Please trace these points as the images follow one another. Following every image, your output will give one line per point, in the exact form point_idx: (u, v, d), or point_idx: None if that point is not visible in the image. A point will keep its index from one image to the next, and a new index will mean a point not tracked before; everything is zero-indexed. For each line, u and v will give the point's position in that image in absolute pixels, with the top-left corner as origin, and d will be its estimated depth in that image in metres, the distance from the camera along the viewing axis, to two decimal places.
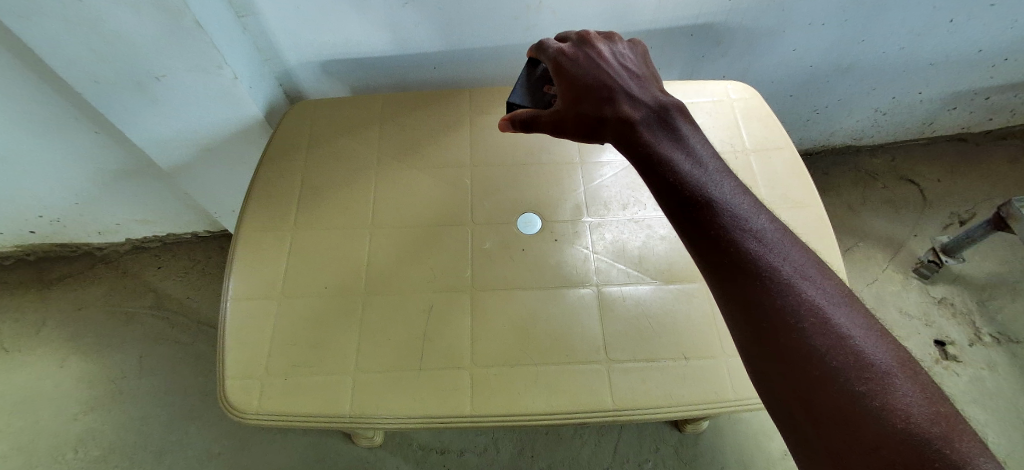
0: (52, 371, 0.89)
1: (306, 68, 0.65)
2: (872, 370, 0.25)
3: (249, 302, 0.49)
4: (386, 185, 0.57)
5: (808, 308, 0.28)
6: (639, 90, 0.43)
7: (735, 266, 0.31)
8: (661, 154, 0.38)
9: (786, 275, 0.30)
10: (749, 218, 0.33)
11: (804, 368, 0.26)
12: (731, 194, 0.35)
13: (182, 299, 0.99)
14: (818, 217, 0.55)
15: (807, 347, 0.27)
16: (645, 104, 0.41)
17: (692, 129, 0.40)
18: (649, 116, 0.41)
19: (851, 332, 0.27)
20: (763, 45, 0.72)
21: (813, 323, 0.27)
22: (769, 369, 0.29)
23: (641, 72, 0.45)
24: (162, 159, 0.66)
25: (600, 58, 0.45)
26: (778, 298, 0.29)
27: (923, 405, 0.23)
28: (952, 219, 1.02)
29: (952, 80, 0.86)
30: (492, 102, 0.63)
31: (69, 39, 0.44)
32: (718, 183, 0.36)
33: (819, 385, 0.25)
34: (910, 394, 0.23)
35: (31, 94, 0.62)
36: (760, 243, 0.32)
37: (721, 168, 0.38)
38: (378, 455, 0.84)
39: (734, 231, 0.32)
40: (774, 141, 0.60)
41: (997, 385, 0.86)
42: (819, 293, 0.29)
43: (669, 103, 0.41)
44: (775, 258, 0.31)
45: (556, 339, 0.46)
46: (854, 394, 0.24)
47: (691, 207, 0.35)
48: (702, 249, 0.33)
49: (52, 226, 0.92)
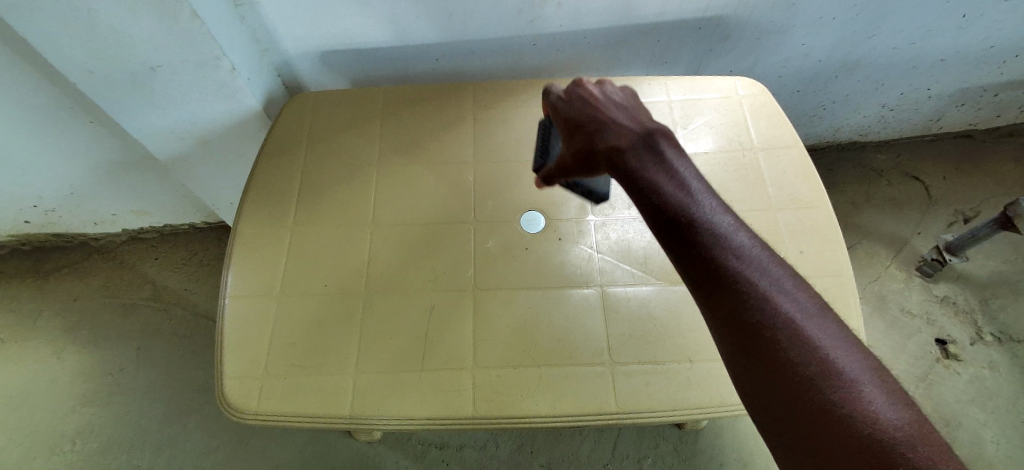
0: (49, 362, 0.89)
1: (306, 59, 0.64)
2: (843, 378, 0.24)
3: (247, 300, 0.48)
4: (387, 183, 0.56)
5: (785, 321, 0.27)
6: (627, 118, 0.41)
7: (717, 280, 0.30)
8: (643, 171, 0.36)
9: (767, 291, 0.29)
10: (732, 234, 0.32)
11: (780, 376, 0.26)
12: (714, 210, 0.34)
13: (180, 290, 0.99)
14: (826, 217, 0.54)
15: (784, 356, 0.26)
16: (631, 129, 0.39)
17: (679, 157, 0.37)
18: (634, 139, 0.38)
19: (826, 343, 0.26)
20: (771, 41, 0.71)
21: (790, 334, 0.26)
22: (749, 378, 0.28)
23: (629, 103, 0.43)
24: (160, 151, 0.65)
25: (591, 94, 0.44)
26: (757, 311, 0.28)
27: (894, 413, 0.22)
28: (956, 217, 1.01)
29: (963, 76, 0.84)
30: (496, 98, 0.61)
31: (59, 30, 0.43)
32: (701, 199, 0.34)
33: (796, 394, 0.25)
34: (879, 400, 0.23)
35: (23, 83, 0.60)
36: (741, 260, 0.30)
37: (703, 184, 0.36)
38: (377, 450, 0.85)
39: (716, 248, 0.31)
40: (781, 139, 0.59)
41: (998, 385, 0.86)
42: (795, 306, 0.28)
43: (656, 129, 0.39)
44: (754, 274, 0.30)
45: (559, 341, 0.45)
46: (828, 401, 0.23)
47: (675, 225, 0.33)
48: (686, 260, 0.32)
49: (47, 216, 0.91)
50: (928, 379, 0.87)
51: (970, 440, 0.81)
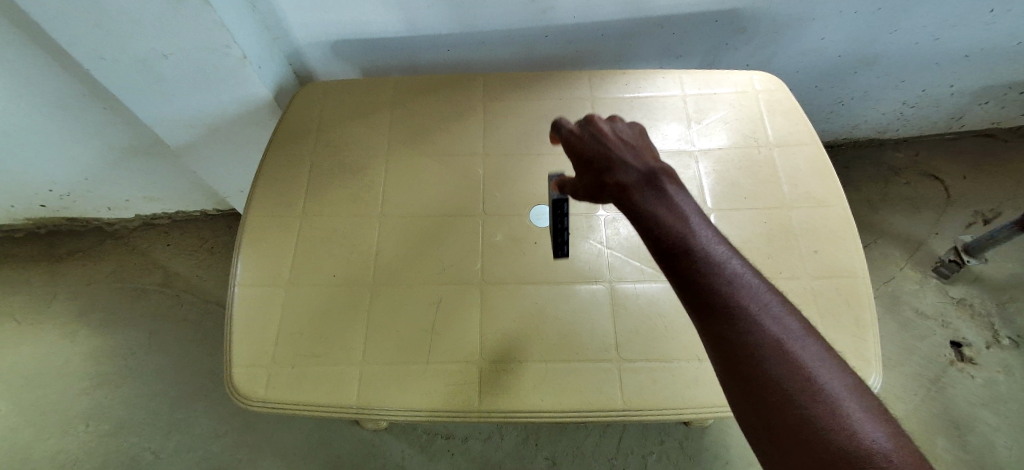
0: (63, 344, 0.91)
1: (317, 47, 0.63)
2: (828, 396, 0.23)
3: (255, 288, 0.49)
4: (395, 174, 0.55)
5: (775, 340, 0.26)
6: (631, 152, 0.38)
7: (704, 298, 0.28)
8: (642, 201, 0.34)
9: (756, 308, 0.27)
10: (726, 255, 0.30)
11: (763, 395, 0.25)
12: (707, 232, 0.31)
13: (190, 276, 1.00)
14: (841, 216, 0.52)
15: (768, 374, 0.25)
16: (635, 162, 0.37)
17: (679, 189, 0.35)
18: (636, 171, 0.36)
19: (812, 361, 0.25)
20: (789, 34, 0.69)
21: (779, 352, 0.25)
22: (734, 394, 0.27)
23: (634, 138, 0.41)
24: (169, 137, 0.66)
25: (596, 124, 0.41)
26: (747, 330, 0.26)
27: (874, 432, 0.22)
28: (975, 217, 0.98)
29: (989, 72, 0.82)
30: (506, 90, 0.61)
31: (71, 15, 0.43)
32: (694, 224, 0.32)
33: (780, 412, 0.24)
34: (860, 418, 0.22)
35: (34, 68, 0.60)
36: (735, 279, 0.28)
37: (699, 212, 0.33)
38: (382, 438, 0.85)
39: (709, 266, 0.29)
40: (798, 136, 0.57)
41: (1013, 390, 0.84)
42: (786, 324, 0.27)
43: (657, 164, 0.37)
44: (747, 291, 0.28)
45: (567, 337, 0.45)
46: (811, 418, 0.23)
47: (671, 247, 0.31)
48: (676, 278, 0.30)
49: (61, 200, 0.92)
50: (940, 382, 0.85)
51: (980, 445, 0.80)
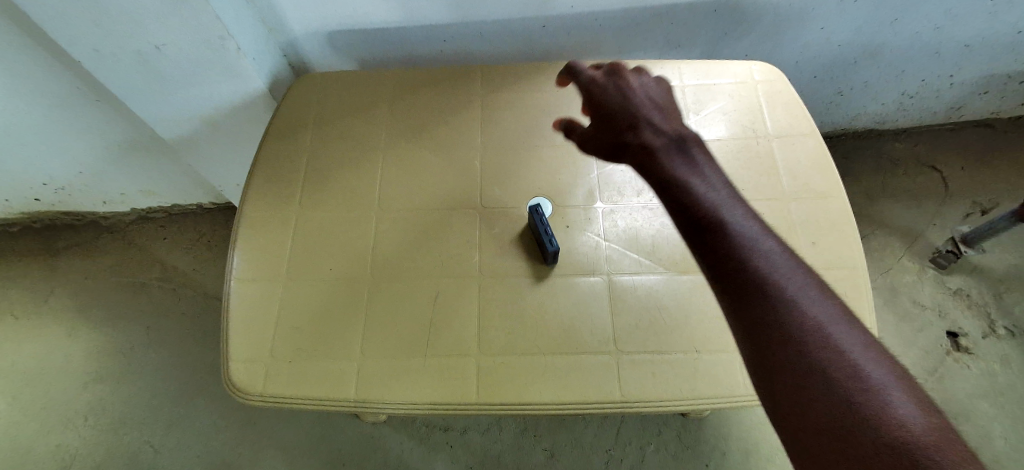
0: (62, 340, 0.91)
1: (312, 39, 0.62)
2: (868, 382, 0.22)
3: (253, 283, 0.48)
4: (393, 167, 0.55)
5: (809, 324, 0.25)
6: (662, 120, 0.41)
7: (735, 280, 0.29)
8: (671, 170, 0.36)
9: (790, 290, 0.27)
10: (758, 238, 0.30)
11: (794, 375, 0.24)
12: (740, 215, 0.32)
13: (188, 271, 1.00)
14: (841, 208, 0.52)
15: (799, 353, 0.24)
16: (667, 132, 0.40)
17: (707, 163, 0.38)
18: (667, 140, 0.39)
19: (851, 345, 0.24)
20: (790, 25, 0.68)
21: (813, 334, 0.24)
22: (763, 379, 0.26)
23: (666, 109, 0.43)
24: (165, 131, 0.65)
25: (629, 85, 0.44)
26: (778, 312, 0.26)
27: (920, 418, 0.20)
28: (974, 208, 0.98)
29: (992, 62, 0.81)
30: (504, 81, 0.60)
31: (62, 7, 0.42)
32: (726, 204, 0.33)
33: (811, 394, 0.23)
34: (905, 405, 0.21)
35: (24, 61, 0.59)
36: (767, 260, 0.28)
37: (733, 197, 0.34)
38: (383, 431, 0.86)
39: (739, 247, 0.30)
40: (799, 127, 0.57)
41: (1009, 380, 0.84)
42: (822, 308, 0.26)
43: (689, 135, 0.40)
44: (780, 274, 0.28)
45: (566, 331, 0.45)
46: (847, 402, 0.21)
47: (701, 224, 0.32)
48: (706, 260, 0.31)
49: (56, 195, 0.91)
50: (938, 373, 0.86)
51: (976, 434, 0.80)
